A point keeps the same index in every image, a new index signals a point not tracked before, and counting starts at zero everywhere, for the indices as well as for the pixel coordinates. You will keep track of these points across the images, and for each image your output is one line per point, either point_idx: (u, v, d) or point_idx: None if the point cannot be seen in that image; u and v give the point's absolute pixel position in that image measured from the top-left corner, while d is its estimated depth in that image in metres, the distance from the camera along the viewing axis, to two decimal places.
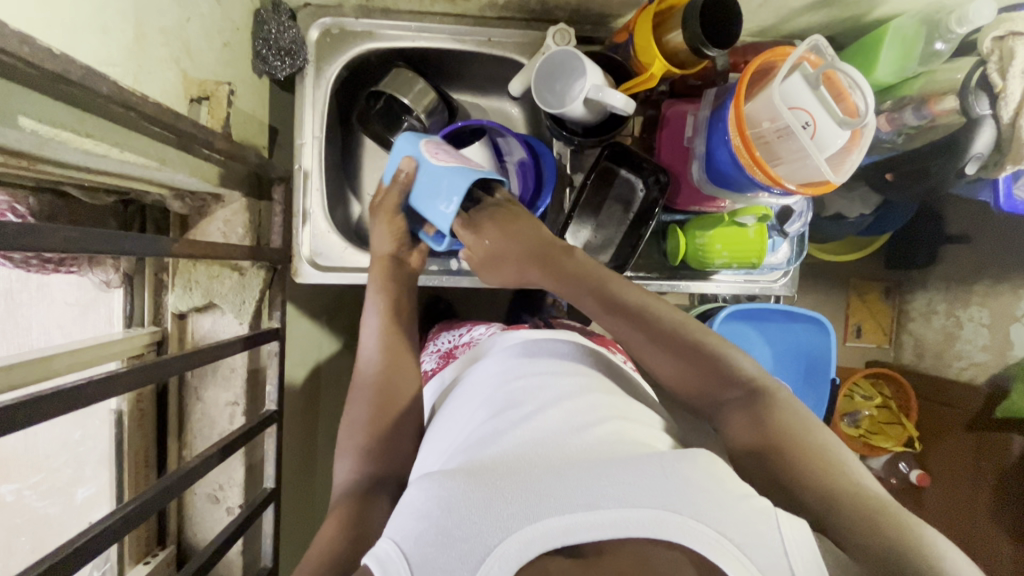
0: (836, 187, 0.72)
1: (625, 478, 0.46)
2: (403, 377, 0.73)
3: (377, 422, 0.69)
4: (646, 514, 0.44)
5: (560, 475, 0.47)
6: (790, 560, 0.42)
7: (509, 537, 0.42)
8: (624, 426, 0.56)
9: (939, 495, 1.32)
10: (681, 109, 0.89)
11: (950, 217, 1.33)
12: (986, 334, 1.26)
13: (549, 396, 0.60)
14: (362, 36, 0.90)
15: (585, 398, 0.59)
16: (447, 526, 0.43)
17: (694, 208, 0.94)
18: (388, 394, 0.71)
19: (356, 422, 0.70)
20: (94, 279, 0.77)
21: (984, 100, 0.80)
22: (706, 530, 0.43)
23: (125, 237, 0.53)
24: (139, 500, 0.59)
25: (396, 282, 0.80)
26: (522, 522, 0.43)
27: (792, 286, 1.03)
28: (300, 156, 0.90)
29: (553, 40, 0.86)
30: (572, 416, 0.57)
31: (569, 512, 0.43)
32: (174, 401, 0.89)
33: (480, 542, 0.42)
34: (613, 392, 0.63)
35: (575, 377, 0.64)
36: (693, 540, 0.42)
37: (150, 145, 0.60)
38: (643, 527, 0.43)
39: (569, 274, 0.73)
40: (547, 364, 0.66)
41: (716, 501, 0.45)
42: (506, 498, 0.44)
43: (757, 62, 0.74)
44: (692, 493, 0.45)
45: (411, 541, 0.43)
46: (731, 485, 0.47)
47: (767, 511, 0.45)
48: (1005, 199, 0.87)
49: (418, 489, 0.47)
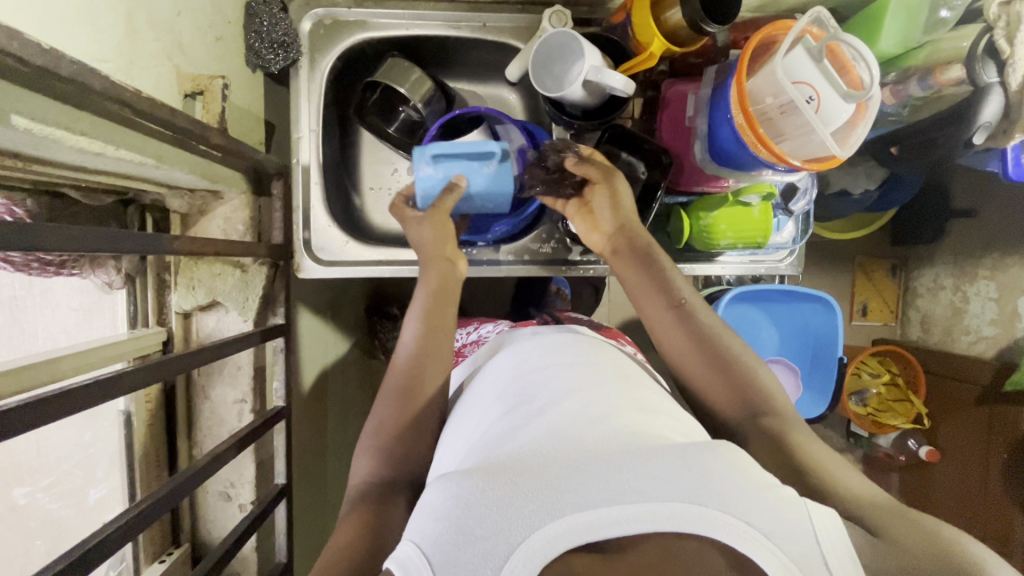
0: (843, 161, 0.71)
1: (644, 472, 0.45)
2: (430, 371, 0.71)
3: (407, 418, 0.68)
4: (671, 506, 0.43)
5: (578, 470, 0.46)
6: (821, 546, 0.42)
7: (533, 534, 0.42)
8: (638, 416, 0.56)
9: (949, 471, 1.32)
10: (681, 89, 0.87)
11: (955, 191, 1.31)
12: (994, 308, 1.25)
13: (563, 389, 0.59)
14: (355, 26, 0.89)
15: (599, 391, 0.59)
16: (468, 525, 0.43)
17: (698, 188, 0.92)
18: (417, 392, 0.69)
19: (382, 419, 0.68)
20: (96, 281, 0.77)
21: (991, 68, 0.78)
22: (731, 519, 0.42)
23: (124, 235, 0.52)
24: (152, 498, 0.59)
25: (445, 282, 0.78)
26: (544, 519, 0.42)
27: (799, 265, 1.03)
28: (297, 150, 0.89)
29: (549, 22, 0.85)
30: (588, 406, 0.57)
31: (592, 508, 0.43)
32: (182, 400, 0.89)
33: (503, 540, 0.42)
34: (627, 383, 0.63)
35: (589, 369, 0.63)
36: (719, 529, 0.42)
37: (146, 142, 0.59)
38: (666, 520, 0.43)
39: (645, 269, 0.78)
40: (562, 356, 0.66)
41: (738, 491, 0.44)
42: (527, 495, 0.44)
43: (756, 38, 0.72)
44: (714, 483, 0.45)
45: (432, 543, 0.43)
46: (753, 475, 0.47)
47: (793, 498, 0.45)
48: (1014, 167, 0.86)
49: (436, 490, 0.47)
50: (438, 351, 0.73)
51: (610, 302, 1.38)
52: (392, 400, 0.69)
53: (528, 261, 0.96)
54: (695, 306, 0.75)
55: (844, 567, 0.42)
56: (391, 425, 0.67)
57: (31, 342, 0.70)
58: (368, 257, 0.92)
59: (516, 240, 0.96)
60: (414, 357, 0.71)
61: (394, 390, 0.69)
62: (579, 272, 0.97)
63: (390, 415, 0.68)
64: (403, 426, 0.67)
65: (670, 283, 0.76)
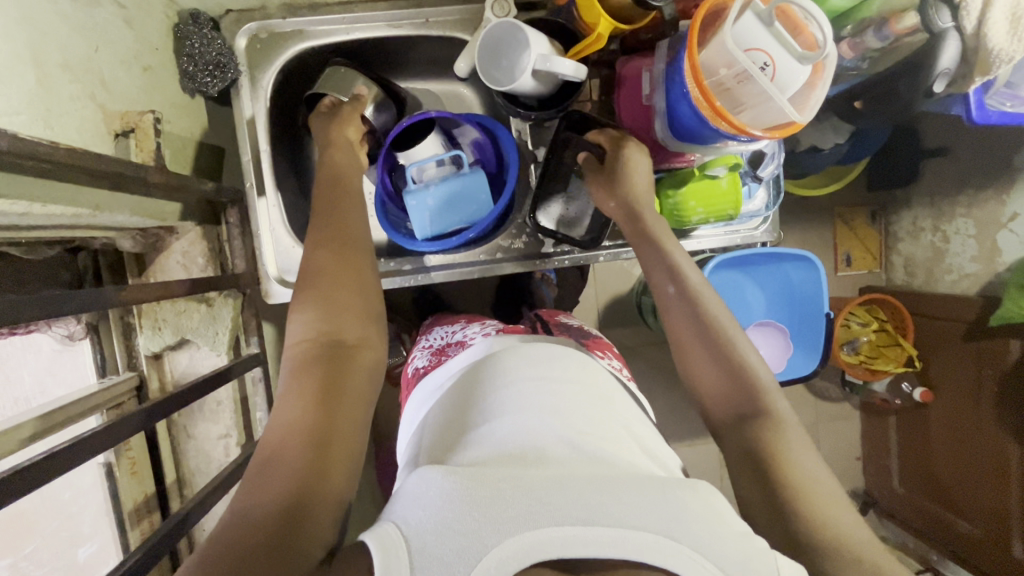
0: (803, 127, 0.69)
1: (625, 498, 0.44)
2: (353, 231, 0.65)
3: (343, 277, 0.61)
4: (645, 538, 0.42)
5: (560, 484, 0.45)
6: None
7: (507, 539, 0.41)
8: (612, 442, 0.56)
9: (943, 412, 1.34)
10: (636, 66, 0.85)
11: (927, 133, 1.30)
12: (974, 245, 1.26)
13: (549, 406, 0.58)
14: (292, 37, 0.85)
15: (583, 414, 0.58)
16: (449, 518, 0.42)
17: (665, 165, 0.90)
18: (351, 266, 0.62)
19: (316, 285, 0.61)
20: (56, 335, 0.74)
21: (946, 13, 0.76)
22: (701, 561, 0.42)
23: (73, 295, 0.50)
24: (141, 548, 0.58)
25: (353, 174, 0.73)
26: (521, 526, 0.42)
27: (774, 231, 1.02)
28: (248, 173, 0.85)
29: (492, 11, 0.81)
30: (572, 425, 0.56)
31: (569, 524, 0.42)
32: (164, 442, 0.87)
33: (478, 540, 0.41)
34: (604, 403, 0.62)
35: (575, 387, 0.62)
36: (686, 568, 0.41)
37: (78, 192, 0.57)
38: (640, 551, 0.41)
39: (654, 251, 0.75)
40: (552, 368, 0.65)
41: (713, 533, 0.44)
42: (509, 500, 0.43)
43: (704, 8, 0.70)
44: (690, 520, 0.44)
45: (413, 528, 0.42)
46: (727, 518, 0.46)
47: (765, 554, 0.45)
48: (978, 110, 0.84)
49: (421, 478, 0.46)
50: (360, 244, 0.64)
51: (594, 283, 1.37)
52: (325, 258, 0.62)
53: (500, 260, 0.95)
54: (696, 284, 0.72)
55: None
56: (330, 293, 0.60)
57: (17, 391, 0.69)
58: None
59: (487, 241, 0.93)
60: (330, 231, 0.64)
61: (323, 250, 0.63)
62: (554, 264, 0.96)
63: (324, 280, 0.61)
64: (339, 286, 0.60)
65: (678, 269, 0.73)
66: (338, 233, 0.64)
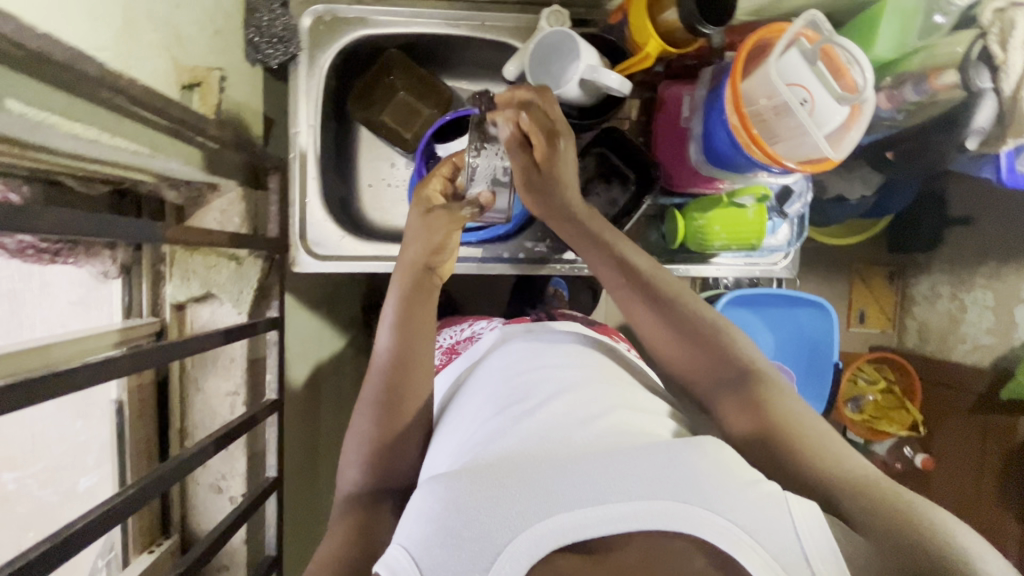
0: (836, 164, 0.71)
1: (632, 471, 0.46)
2: (422, 340, 0.69)
3: (394, 378, 0.66)
4: (656, 505, 0.43)
5: (566, 470, 0.46)
6: (801, 541, 0.42)
7: (520, 534, 0.42)
8: (625, 416, 0.57)
9: (943, 479, 1.31)
10: (677, 91, 0.88)
11: (952, 200, 1.31)
12: (991, 316, 1.24)
13: (554, 390, 0.60)
14: (354, 23, 0.89)
15: (592, 390, 0.60)
16: (457, 527, 0.43)
17: (693, 189, 0.93)
18: (410, 369, 0.67)
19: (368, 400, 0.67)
20: (91, 270, 0.77)
21: (985, 73, 0.79)
22: (715, 518, 0.43)
23: (118, 221, 0.53)
24: (142, 481, 0.60)
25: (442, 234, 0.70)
26: (533, 518, 0.43)
27: (793, 268, 1.03)
28: (295, 144, 0.88)
29: (546, 21, 0.86)
30: (579, 410, 0.57)
31: (579, 507, 0.43)
32: (174, 392, 0.90)
33: (491, 541, 0.42)
34: (619, 382, 0.64)
35: (580, 370, 0.64)
36: (701, 527, 0.42)
37: (142, 131, 0.60)
38: (656, 517, 0.43)
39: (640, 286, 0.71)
40: (553, 356, 0.66)
41: (725, 491, 0.44)
42: (513, 496, 0.44)
43: (753, 39, 0.73)
44: (700, 481, 0.45)
45: (420, 545, 0.43)
46: (739, 472, 0.47)
47: (776, 496, 0.45)
48: (1007, 173, 0.87)
49: (426, 489, 0.47)
50: (421, 351, 0.68)
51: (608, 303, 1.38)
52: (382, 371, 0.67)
53: (522, 260, 0.96)
54: (674, 290, 0.71)
55: (820, 546, 0.42)
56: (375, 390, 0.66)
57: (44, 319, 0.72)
58: (364, 252, 0.90)
59: (511, 239, 0.96)
60: (398, 337, 0.68)
61: (385, 366, 0.67)
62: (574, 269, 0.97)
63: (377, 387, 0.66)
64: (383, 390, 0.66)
65: (655, 287, 0.71)
66: (400, 369, 0.67)
